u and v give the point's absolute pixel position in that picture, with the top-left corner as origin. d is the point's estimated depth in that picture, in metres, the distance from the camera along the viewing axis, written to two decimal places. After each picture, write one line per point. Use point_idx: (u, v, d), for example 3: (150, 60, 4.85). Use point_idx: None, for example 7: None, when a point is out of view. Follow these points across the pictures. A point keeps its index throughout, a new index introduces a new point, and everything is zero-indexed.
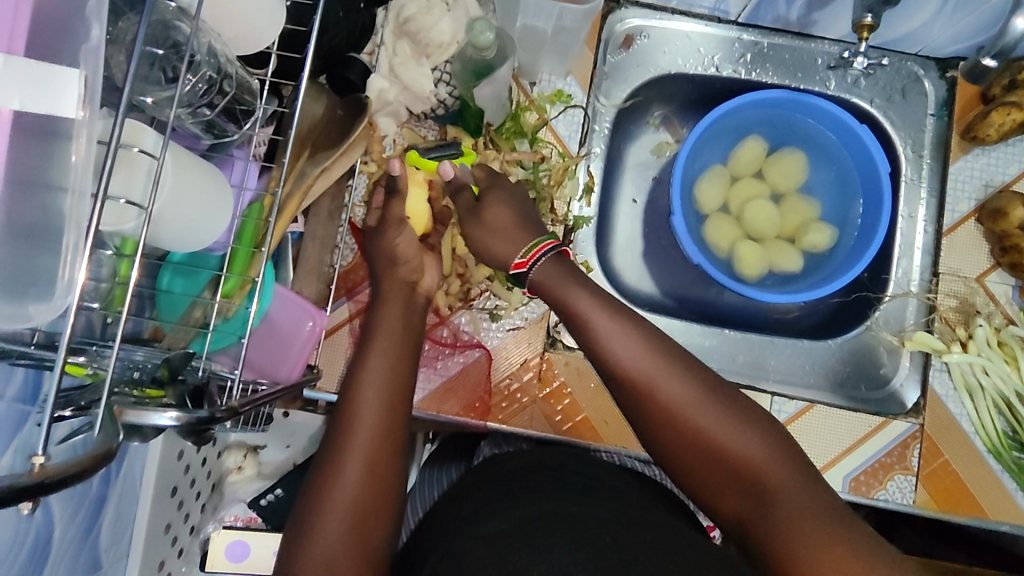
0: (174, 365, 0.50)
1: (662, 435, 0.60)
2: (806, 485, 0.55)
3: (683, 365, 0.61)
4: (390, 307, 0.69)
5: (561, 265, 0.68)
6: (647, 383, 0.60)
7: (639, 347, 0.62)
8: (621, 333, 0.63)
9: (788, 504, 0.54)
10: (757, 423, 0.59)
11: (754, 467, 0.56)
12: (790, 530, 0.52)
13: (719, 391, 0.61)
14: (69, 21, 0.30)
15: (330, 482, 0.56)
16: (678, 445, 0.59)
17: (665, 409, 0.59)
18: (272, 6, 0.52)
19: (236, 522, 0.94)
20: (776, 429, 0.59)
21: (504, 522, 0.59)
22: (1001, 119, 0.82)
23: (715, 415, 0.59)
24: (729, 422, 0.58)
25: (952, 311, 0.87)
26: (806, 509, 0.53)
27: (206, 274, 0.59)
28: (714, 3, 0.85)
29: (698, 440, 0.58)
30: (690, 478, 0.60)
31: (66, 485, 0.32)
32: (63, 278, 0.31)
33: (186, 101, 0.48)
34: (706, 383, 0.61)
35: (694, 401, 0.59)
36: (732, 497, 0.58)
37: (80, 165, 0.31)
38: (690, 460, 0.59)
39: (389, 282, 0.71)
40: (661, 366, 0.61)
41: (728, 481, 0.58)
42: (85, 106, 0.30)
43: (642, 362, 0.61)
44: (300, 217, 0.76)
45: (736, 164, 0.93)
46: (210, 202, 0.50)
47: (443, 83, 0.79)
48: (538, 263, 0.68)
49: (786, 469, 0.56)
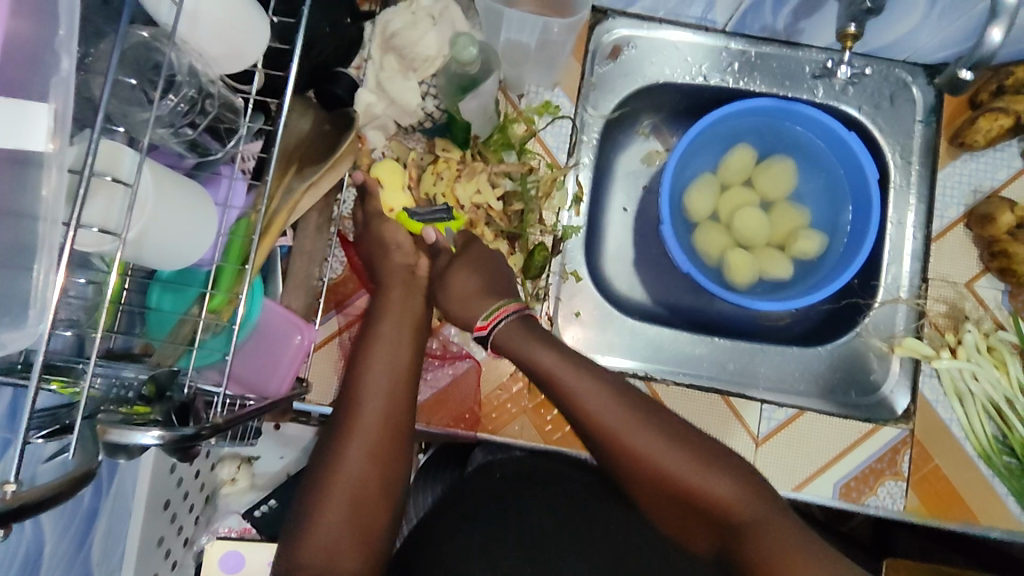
0: (160, 382, 0.50)
1: (636, 481, 0.65)
2: (773, 515, 0.61)
3: (648, 415, 0.67)
4: (391, 294, 0.75)
5: (525, 320, 0.72)
6: (617, 432, 0.65)
7: (606, 401, 0.67)
8: (592, 388, 0.67)
9: (757, 534, 0.59)
10: (723, 461, 0.64)
11: (722, 507, 0.62)
12: (762, 557, 0.57)
13: (685, 433, 0.66)
14: (41, 54, 0.31)
15: (336, 501, 0.62)
16: (650, 487, 0.65)
17: (637, 454, 0.64)
18: (256, 26, 0.52)
19: (231, 533, 0.97)
20: (738, 465, 0.64)
21: (492, 533, 0.67)
22: (989, 124, 0.82)
23: (683, 458, 0.64)
24: (696, 466, 0.64)
25: (942, 316, 0.87)
26: (774, 539, 0.58)
27: (193, 291, 0.59)
28: (701, 12, 0.86)
29: (667, 482, 0.63)
30: (662, 515, 0.66)
31: (43, 507, 0.32)
32: (35, 303, 0.32)
33: (167, 121, 0.49)
34: (673, 428, 0.66)
35: (661, 446, 0.64)
36: (704, 532, 0.64)
37: (51, 197, 0.31)
38: (662, 499, 0.64)
39: (389, 268, 0.76)
40: (629, 418, 0.66)
41: (702, 519, 0.63)
42: (55, 139, 0.30)
43: (611, 415, 0.66)
44: (288, 231, 0.75)
45: (725, 173, 0.93)
46: (192, 220, 0.50)
47: (430, 97, 0.80)
48: (502, 323, 0.71)
49: (754, 503, 0.62)
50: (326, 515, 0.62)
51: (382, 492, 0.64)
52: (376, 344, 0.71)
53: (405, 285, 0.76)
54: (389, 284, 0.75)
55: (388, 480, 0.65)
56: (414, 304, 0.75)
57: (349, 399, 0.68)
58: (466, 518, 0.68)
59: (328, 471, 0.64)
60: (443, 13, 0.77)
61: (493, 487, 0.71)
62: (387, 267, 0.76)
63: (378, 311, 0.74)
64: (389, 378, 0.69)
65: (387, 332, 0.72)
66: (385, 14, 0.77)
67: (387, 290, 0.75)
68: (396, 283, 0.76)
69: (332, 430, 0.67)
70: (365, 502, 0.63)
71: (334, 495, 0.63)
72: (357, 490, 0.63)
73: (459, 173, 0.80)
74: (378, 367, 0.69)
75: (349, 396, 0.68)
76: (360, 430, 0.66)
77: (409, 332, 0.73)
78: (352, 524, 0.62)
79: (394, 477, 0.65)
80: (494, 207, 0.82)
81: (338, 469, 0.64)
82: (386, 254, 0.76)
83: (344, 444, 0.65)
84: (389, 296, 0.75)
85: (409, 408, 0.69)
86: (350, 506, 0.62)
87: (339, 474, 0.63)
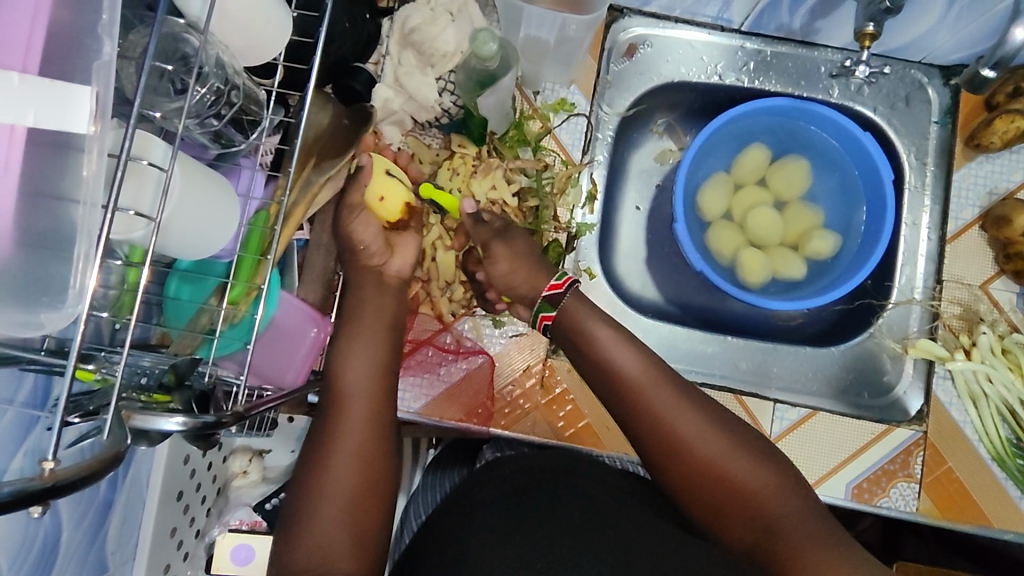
0: (181, 371, 0.51)
1: (673, 465, 0.66)
2: (802, 510, 0.63)
3: (694, 399, 0.69)
4: (364, 291, 0.74)
5: (579, 295, 0.76)
6: (659, 409, 0.68)
7: (654, 379, 0.69)
8: (648, 372, 0.70)
9: (789, 527, 0.61)
10: (758, 453, 0.66)
11: (755, 498, 0.64)
12: (791, 551, 0.59)
13: (725, 420, 0.68)
14: (82, 38, 0.31)
15: (338, 490, 0.62)
16: (685, 470, 0.66)
17: (677, 434, 0.66)
18: (280, 17, 0.53)
19: (242, 525, 0.97)
20: (779, 458, 0.67)
21: (506, 530, 0.64)
22: (1005, 126, 0.81)
23: (721, 442, 0.66)
24: (734, 454, 0.66)
25: (956, 318, 0.87)
26: (807, 531, 0.61)
27: (213, 281, 0.60)
28: (718, 11, 0.86)
29: (703, 467, 0.65)
30: (692, 502, 0.66)
31: (75, 489, 0.33)
32: (73, 286, 0.33)
33: (194, 112, 0.49)
34: (713, 416, 0.68)
35: (703, 430, 0.67)
36: (731, 523, 0.64)
37: (91, 178, 0.32)
38: (696, 482, 0.65)
39: (358, 268, 0.75)
40: (678, 400, 0.68)
41: (733, 512, 0.64)
42: (97, 121, 0.31)
43: (658, 394, 0.69)
44: (306, 225, 0.77)
45: (739, 172, 0.93)
46: (216, 209, 0.50)
47: (447, 93, 0.79)
48: (573, 288, 0.76)
49: (783, 497, 0.64)
50: (326, 503, 0.61)
51: (380, 479, 0.64)
52: (360, 335, 0.72)
53: (376, 286, 0.75)
54: (360, 282, 0.75)
55: (379, 473, 0.65)
56: (385, 304, 0.75)
57: (335, 386, 0.68)
58: (484, 512, 0.68)
59: (325, 456, 0.64)
60: (462, 8, 0.76)
61: (505, 484, 0.72)
62: (356, 267, 0.75)
63: (352, 305, 0.74)
64: (375, 370, 0.70)
65: (367, 322, 0.73)
66: (404, 9, 0.77)
67: (359, 288, 0.75)
68: (365, 282, 0.75)
69: (323, 416, 0.67)
70: (362, 489, 0.63)
71: (331, 480, 0.62)
72: (354, 479, 0.63)
73: (476, 170, 0.82)
74: (364, 353, 0.70)
75: (334, 381, 0.68)
76: (354, 415, 0.66)
77: (388, 327, 0.74)
78: (350, 517, 0.61)
79: (382, 471, 0.65)
80: (509, 204, 0.83)
81: (334, 455, 0.63)
82: (355, 256, 0.74)
83: (342, 431, 0.65)
84: (363, 293, 0.75)
85: (391, 398, 0.70)
86: (351, 491, 0.62)
87: (337, 457, 0.63)
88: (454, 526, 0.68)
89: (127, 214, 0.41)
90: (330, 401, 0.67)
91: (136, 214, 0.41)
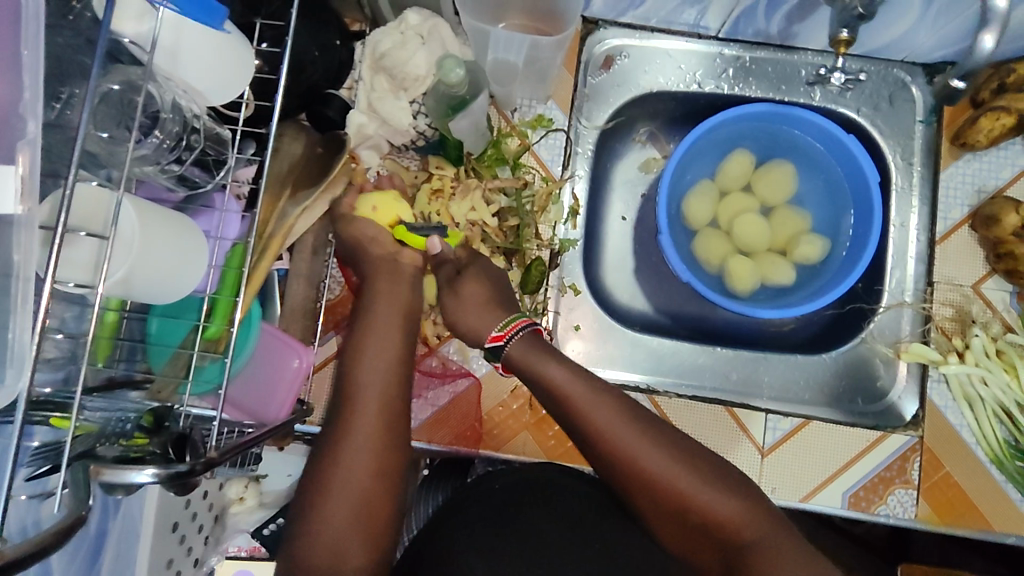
0: (158, 413, 0.50)
1: (642, 497, 0.64)
2: (776, 533, 0.60)
3: (656, 431, 0.66)
4: (379, 283, 0.74)
5: (532, 336, 0.73)
6: (618, 446, 0.65)
7: (613, 414, 0.66)
8: (607, 412, 0.66)
9: (762, 553, 0.58)
10: (727, 479, 0.63)
11: (729, 526, 0.61)
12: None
13: (690, 450, 0.65)
14: (9, 116, 0.32)
15: (343, 510, 0.61)
16: (648, 501, 0.63)
17: (643, 473, 0.63)
18: (244, 60, 0.53)
19: (240, 552, 0.98)
20: (745, 484, 0.64)
21: (502, 550, 0.66)
22: (990, 123, 0.80)
23: (687, 473, 0.63)
24: (704, 484, 0.62)
25: (949, 320, 0.85)
26: (780, 554, 0.58)
27: (186, 324, 0.59)
28: (694, 19, 0.85)
29: (669, 497, 0.62)
30: (667, 536, 0.64)
31: (26, 564, 0.33)
32: (11, 363, 0.33)
33: (153, 159, 0.49)
34: (677, 445, 0.65)
35: (668, 460, 0.64)
36: (705, 547, 0.62)
37: (24, 256, 0.32)
38: (664, 514, 0.63)
39: (376, 261, 0.74)
40: (639, 433, 0.65)
41: (707, 539, 0.62)
42: (24, 201, 0.31)
43: (617, 430, 0.65)
44: (285, 254, 0.75)
45: (723, 179, 0.92)
46: (179, 253, 0.49)
47: (421, 115, 0.78)
48: (515, 337, 0.72)
49: (757, 522, 0.61)
50: (327, 519, 0.60)
51: (386, 492, 0.63)
52: (369, 343, 0.71)
53: (390, 276, 0.74)
54: (375, 278, 0.74)
55: (390, 483, 0.64)
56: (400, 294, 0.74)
57: (347, 398, 0.67)
58: (468, 530, 0.67)
59: (331, 470, 0.63)
60: (432, 31, 0.76)
61: (492, 498, 0.71)
62: (370, 262, 0.75)
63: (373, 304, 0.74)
64: (389, 375, 0.69)
65: (383, 324, 0.72)
66: (374, 35, 0.77)
67: (373, 280, 0.74)
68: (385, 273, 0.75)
69: (330, 432, 0.66)
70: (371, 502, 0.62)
71: (331, 512, 0.61)
72: (361, 492, 0.62)
73: (454, 191, 0.83)
74: (376, 362, 0.69)
75: (348, 394, 0.68)
76: (361, 428, 0.65)
77: (404, 320, 0.73)
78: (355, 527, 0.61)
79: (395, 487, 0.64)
80: (489, 224, 0.84)
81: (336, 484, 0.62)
82: (371, 252, 0.75)
83: (348, 445, 0.64)
84: (379, 287, 0.74)
85: (405, 403, 0.69)
86: (349, 518, 0.61)
87: (344, 471, 0.62)
88: (440, 547, 0.67)
89: (67, 285, 0.41)
90: (339, 412, 0.67)
91: (78, 284, 0.42)
